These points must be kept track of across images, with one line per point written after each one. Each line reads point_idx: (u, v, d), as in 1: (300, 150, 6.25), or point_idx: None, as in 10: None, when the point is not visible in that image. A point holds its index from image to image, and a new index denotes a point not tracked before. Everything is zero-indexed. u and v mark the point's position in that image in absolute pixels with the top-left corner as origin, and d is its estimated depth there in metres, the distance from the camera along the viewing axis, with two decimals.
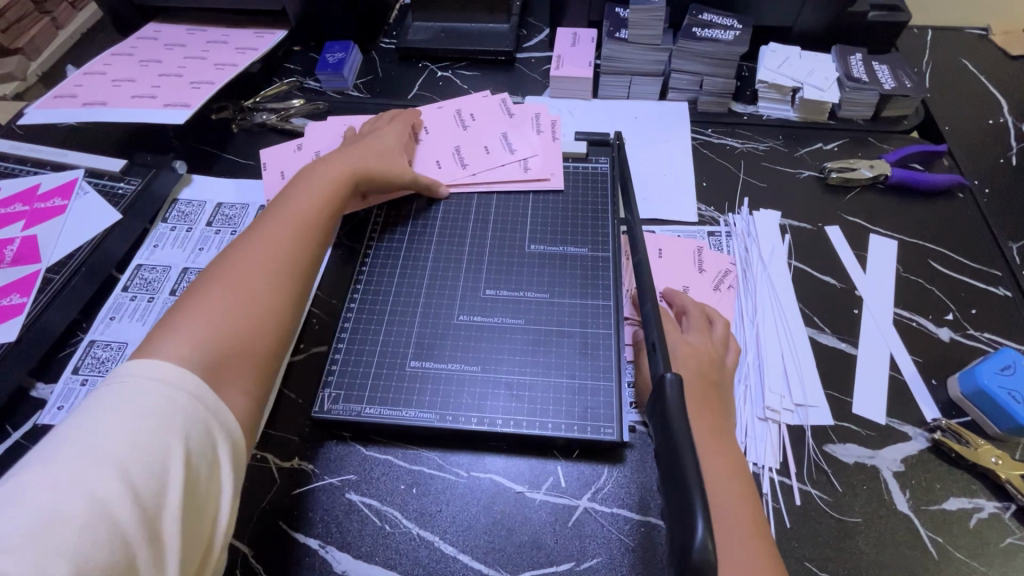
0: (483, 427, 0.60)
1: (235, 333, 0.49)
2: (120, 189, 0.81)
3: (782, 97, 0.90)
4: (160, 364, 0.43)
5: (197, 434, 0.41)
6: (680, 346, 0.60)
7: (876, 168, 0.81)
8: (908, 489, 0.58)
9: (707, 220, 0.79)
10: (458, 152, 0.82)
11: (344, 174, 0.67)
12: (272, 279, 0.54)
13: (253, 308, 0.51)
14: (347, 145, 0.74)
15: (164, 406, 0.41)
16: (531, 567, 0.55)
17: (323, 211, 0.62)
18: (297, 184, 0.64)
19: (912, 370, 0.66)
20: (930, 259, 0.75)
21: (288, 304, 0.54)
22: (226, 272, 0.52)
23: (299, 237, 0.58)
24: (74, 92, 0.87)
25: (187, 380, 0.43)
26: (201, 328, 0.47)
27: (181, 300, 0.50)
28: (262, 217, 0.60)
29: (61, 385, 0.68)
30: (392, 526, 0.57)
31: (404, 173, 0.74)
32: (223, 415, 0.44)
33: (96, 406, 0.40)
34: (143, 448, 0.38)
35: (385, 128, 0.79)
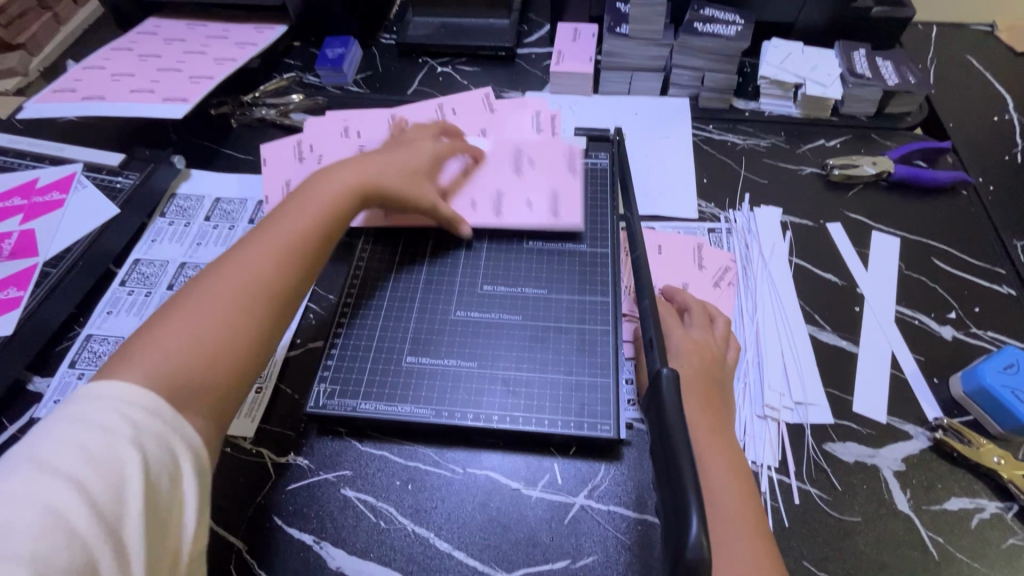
0: (479, 423, 0.60)
1: (200, 366, 0.48)
2: (118, 184, 0.80)
3: (785, 93, 0.89)
4: (119, 381, 0.44)
5: (155, 445, 0.41)
6: (683, 342, 0.59)
7: (879, 165, 0.81)
8: (909, 489, 0.57)
9: (708, 217, 0.78)
10: (499, 195, 0.75)
11: (343, 196, 0.64)
12: (244, 309, 0.52)
13: (220, 339, 0.50)
14: (371, 157, 0.69)
15: (118, 421, 0.41)
16: (526, 565, 0.54)
17: (313, 237, 0.59)
18: (291, 204, 0.62)
19: (914, 369, 0.65)
20: (933, 257, 0.74)
21: (259, 334, 0.53)
22: (197, 299, 0.51)
23: (280, 264, 0.56)
24: (73, 87, 0.87)
25: (145, 395, 0.43)
26: (164, 359, 0.46)
27: (149, 325, 0.50)
28: (247, 239, 0.58)
29: (58, 379, 0.68)
30: (387, 522, 0.57)
31: (425, 204, 0.69)
32: (185, 429, 0.44)
33: (58, 424, 0.41)
34: (98, 462, 0.39)
35: (417, 141, 0.73)
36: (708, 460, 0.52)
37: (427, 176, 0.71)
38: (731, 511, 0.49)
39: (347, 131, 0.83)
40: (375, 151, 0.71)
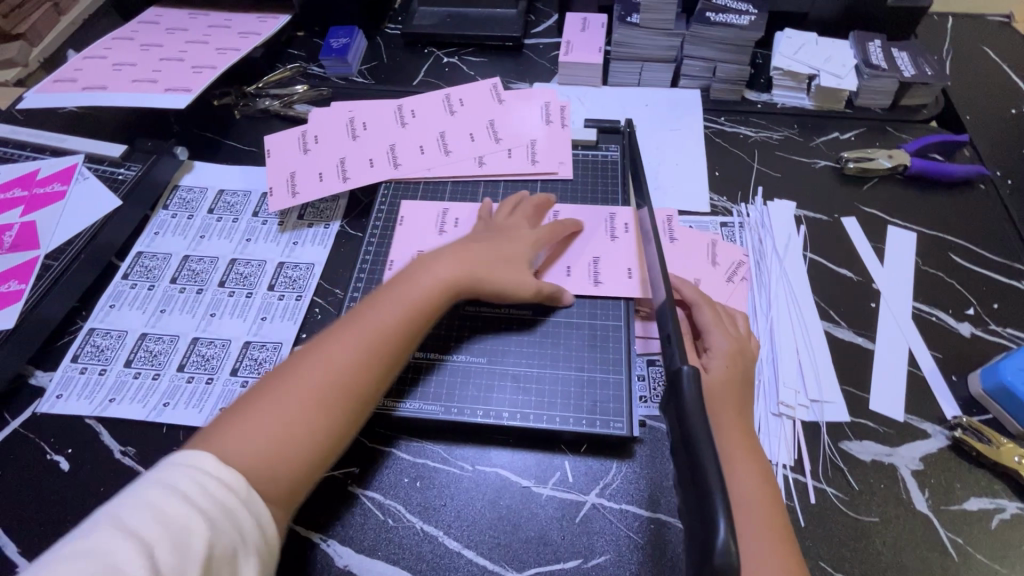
0: (488, 420, 0.59)
1: (271, 467, 0.46)
2: (120, 175, 0.79)
3: (798, 84, 0.87)
4: (206, 457, 0.42)
5: (224, 521, 0.40)
6: (727, 343, 0.58)
7: (895, 158, 0.79)
8: (927, 489, 0.56)
9: (720, 211, 0.77)
10: (596, 267, 0.69)
11: (441, 286, 0.59)
12: (324, 410, 0.49)
13: (297, 438, 0.47)
14: (474, 241, 0.64)
15: (200, 492, 0.40)
16: (537, 564, 0.53)
17: (406, 334, 0.55)
18: (393, 287, 0.58)
19: (931, 366, 0.64)
20: (950, 252, 0.73)
21: (334, 440, 0.49)
22: (283, 384, 0.49)
23: (372, 357, 0.52)
24: (74, 76, 0.86)
25: (227, 476, 0.42)
26: (240, 451, 0.45)
27: (238, 401, 0.49)
28: (343, 321, 0.55)
29: (60, 373, 0.67)
30: (395, 520, 0.56)
31: (519, 287, 0.63)
32: (256, 514, 0.42)
33: (141, 481, 0.40)
34: (171, 534, 0.37)
35: (520, 228, 0.68)
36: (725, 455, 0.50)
37: (527, 262, 0.65)
38: (747, 503, 0.48)
39: (353, 121, 0.82)
40: (479, 235, 0.66)
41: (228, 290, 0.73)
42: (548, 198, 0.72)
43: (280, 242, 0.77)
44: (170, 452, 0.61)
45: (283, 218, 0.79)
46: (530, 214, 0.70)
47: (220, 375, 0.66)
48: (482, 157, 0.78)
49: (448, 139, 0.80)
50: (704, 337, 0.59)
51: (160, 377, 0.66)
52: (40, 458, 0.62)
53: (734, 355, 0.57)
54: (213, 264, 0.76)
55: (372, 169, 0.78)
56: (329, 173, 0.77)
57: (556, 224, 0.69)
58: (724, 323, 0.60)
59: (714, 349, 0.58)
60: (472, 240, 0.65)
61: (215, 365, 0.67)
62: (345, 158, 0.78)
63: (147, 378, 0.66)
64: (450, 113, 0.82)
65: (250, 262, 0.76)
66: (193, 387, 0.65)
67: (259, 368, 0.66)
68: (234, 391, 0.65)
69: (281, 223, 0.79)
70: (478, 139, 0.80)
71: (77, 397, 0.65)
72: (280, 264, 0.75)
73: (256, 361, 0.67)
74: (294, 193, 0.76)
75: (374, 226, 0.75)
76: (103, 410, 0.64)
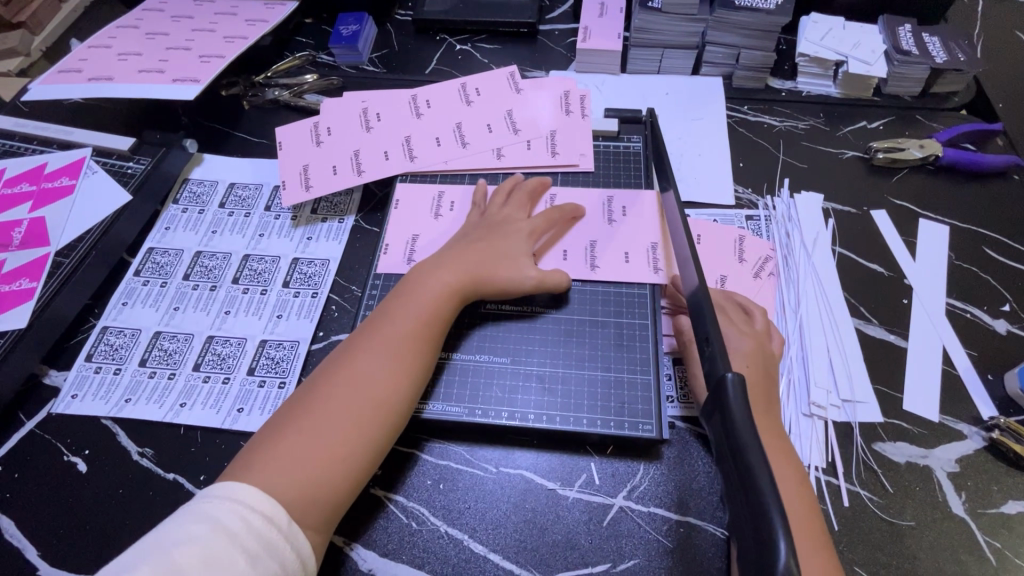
0: (513, 422, 0.58)
1: (313, 484, 0.48)
2: (129, 169, 0.77)
3: (825, 71, 0.84)
4: (243, 489, 0.46)
5: (261, 553, 0.43)
6: (745, 343, 0.56)
7: (927, 148, 0.76)
8: (964, 491, 0.55)
9: (745, 204, 0.75)
10: (593, 249, 0.68)
11: (452, 292, 0.60)
12: (354, 426, 0.51)
13: (332, 455, 0.50)
14: (473, 242, 0.64)
15: (237, 526, 0.44)
16: (564, 569, 0.52)
17: (422, 343, 0.57)
18: (402, 298, 0.59)
19: (966, 364, 0.62)
20: (984, 246, 0.71)
21: (367, 453, 0.52)
22: (311, 408, 0.52)
23: (388, 373, 0.54)
24: (79, 67, 0.83)
25: (263, 504, 0.46)
26: (281, 473, 0.48)
27: (270, 429, 0.52)
28: (358, 337, 0.57)
29: (74, 373, 0.66)
30: (419, 523, 0.55)
31: (524, 279, 0.62)
32: (293, 540, 0.46)
33: (184, 514, 0.44)
34: (213, 565, 0.41)
35: (517, 220, 0.67)
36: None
37: (528, 253, 0.65)
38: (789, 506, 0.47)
39: (366, 112, 0.79)
40: (476, 234, 0.65)
41: (242, 288, 0.72)
42: (542, 181, 0.71)
43: (293, 238, 0.76)
44: (189, 454, 0.60)
45: (296, 212, 0.77)
46: (525, 202, 0.69)
47: (237, 374, 0.65)
48: (500, 149, 0.76)
49: (463, 130, 0.77)
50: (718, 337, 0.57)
51: (175, 377, 0.65)
52: (58, 459, 0.61)
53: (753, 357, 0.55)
54: (226, 260, 0.74)
55: (387, 162, 0.75)
56: (343, 166, 0.75)
57: (555, 211, 0.68)
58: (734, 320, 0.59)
59: (731, 349, 0.56)
60: (466, 238, 0.65)
61: (231, 364, 0.66)
62: (358, 150, 0.76)
63: (163, 378, 0.65)
64: (465, 103, 0.80)
65: (264, 258, 0.74)
66: (209, 387, 0.64)
67: (276, 367, 0.65)
68: (251, 391, 0.64)
69: (294, 218, 0.77)
70: (495, 130, 0.77)
71: (93, 397, 0.64)
72: (294, 260, 0.74)
73: (272, 361, 0.66)
74: (307, 187, 0.74)
75: (391, 221, 0.73)
76: (120, 411, 0.63)
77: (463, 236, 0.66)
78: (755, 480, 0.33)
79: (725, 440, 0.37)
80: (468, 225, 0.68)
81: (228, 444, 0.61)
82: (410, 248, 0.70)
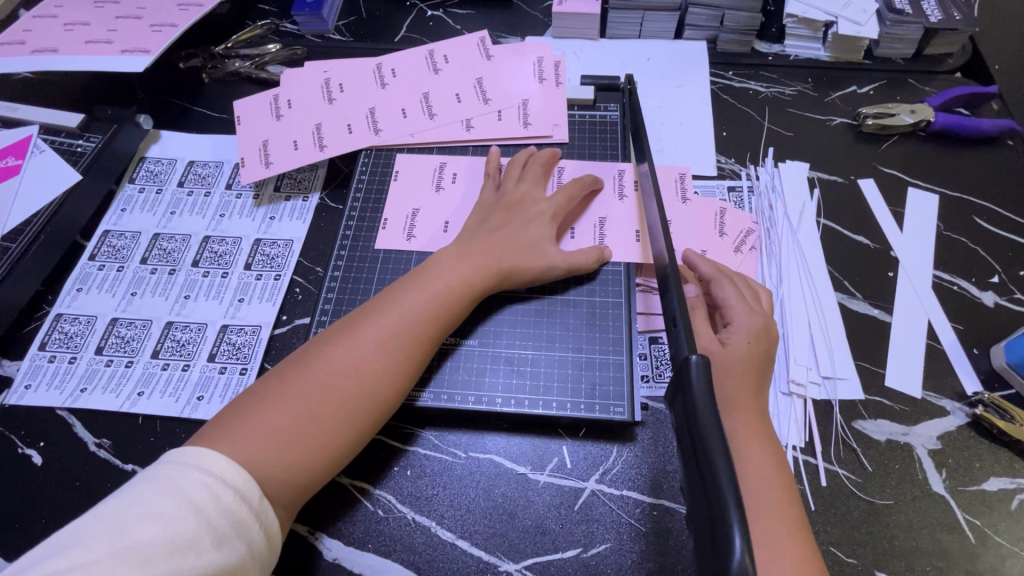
0: (481, 406, 0.56)
1: (288, 465, 0.46)
2: (79, 148, 0.73)
3: (813, 33, 0.80)
4: (220, 460, 0.43)
5: (230, 534, 0.40)
6: (752, 320, 0.54)
7: (918, 113, 0.73)
8: (945, 469, 0.53)
9: (727, 174, 0.72)
10: (603, 225, 0.64)
11: (466, 283, 0.56)
12: (343, 413, 0.49)
13: (314, 437, 0.47)
14: (490, 228, 0.61)
15: (207, 503, 0.40)
16: (534, 554, 0.51)
17: (429, 336, 0.54)
18: (415, 284, 0.56)
19: (951, 339, 0.60)
20: (975, 215, 0.68)
21: (350, 442, 0.49)
22: (302, 383, 0.49)
23: (396, 366, 0.51)
24: (22, 38, 0.78)
25: (238, 480, 0.43)
26: (257, 447, 0.45)
27: (253, 395, 0.49)
28: (367, 313, 0.54)
29: (27, 363, 0.63)
30: (385, 511, 0.53)
31: (541, 266, 0.59)
32: (264, 519, 0.43)
33: (145, 486, 0.40)
34: (177, 546, 0.38)
35: (535, 199, 0.63)
36: (741, 442, 0.47)
37: (545, 238, 0.60)
38: (765, 485, 0.45)
39: (328, 83, 0.75)
40: (493, 218, 0.62)
41: (203, 271, 0.68)
42: (552, 152, 0.67)
43: (256, 217, 0.72)
44: (147, 444, 0.58)
45: (258, 191, 0.74)
46: (540, 176, 0.65)
47: (197, 361, 0.62)
48: (469, 121, 0.72)
49: (431, 101, 0.73)
50: (725, 312, 0.55)
51: (133, 365, 0.62)
52: (11, 451, 0.58)
53: (753, 334, 0.53)
54: (185, 242, 0.71)
55: (350, 136, 0.72)
56: (304, 141, 0.71)
57: (573, 184, 0.64)
58: (746, 296, 0.56)
59: (736, 324, 0.54)
60: (484, 222, 0.61)
61: (191, 350, 0.63)
62: (321, 123, 0.72)
63: (120, 366, 0.62)
64: (433, 72, 0.75)
65: (225, 239, 0.71)
66: (168, 375, 0.62)
67: (237, 354, 0.63)
68: (212, 378, 0.61)
69: (256, 197, 0.74)
70: (465, 100, 0.73)
71: (47, 387, 0.62)
72: (256, 241, 0.70)
73: (234, 346, 0.63)
74: (267, 163, 0.70)
75: (355, 198, 0.69)
76: (75, 401, 0.61)
77: (477, 218, 0.62)
78: (713, 466, 0.32)
79: (686, 424, 0.35)
80: (482, 204, 0.64)
81: (188, 433, 0.59)
82: (409, 224, 0.67)
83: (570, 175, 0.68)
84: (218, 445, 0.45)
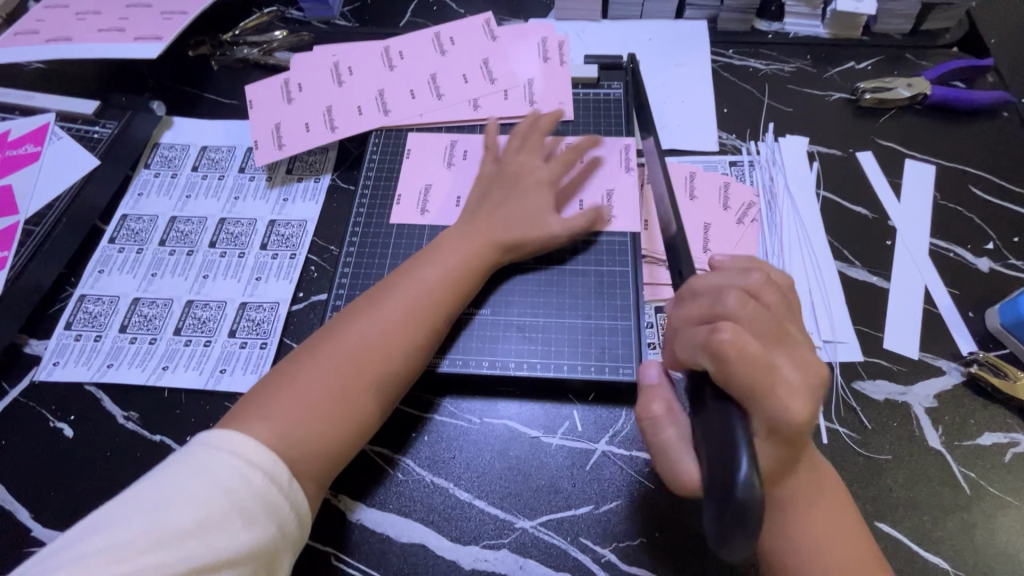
0: (495, 371, 0.58)
1: (317, 439, 0.48)
2: (95, 134, 0.75)
3: (812, 11, 0.81)
4: (247, 440, 0.45)
5: (259, 516, 0.42)
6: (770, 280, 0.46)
7: (914, 87, 0.75)
8: (941, 425, 0.55)
9: (729, 149, 0.73)
10: (610, 200, 0.66)
11: (475, 257, 0.59)
12: (369, 386, 0.51)
13: (340, 412, 0.50)
14: (492, 201, 0.63)
15: (236, 485, 0.42)
16: (548, 511, 0.53)
17: (444, 311, 0.56)
18: (425, 263, 0.58)
19: (948, 303, 0.62)
20: (971, 185, 0.70)
21: (373, 414, 0.51)
22: (329, 362, 0.51)
23: (412, 341, 0.53)
24: (35, 28, 0.80)
25: (266, 458, 0.45)
26: (286, 427, 0.47)
27: (275, 379, 0.51)
28: (378, 294, 0.56)
29: (54, 341, 0.65)
30: (404, 474, 0.56)
31: (546, 232, 0.61)
32: (296, 497, 0.45)
33: (179, 468, 0.43)
34: (208, 527, 0.40)
35: (534, 167, 0.65)
36: None
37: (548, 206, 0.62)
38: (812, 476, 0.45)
39: (337, 66, 0.77)
40: (494, 191, 0.64)
41: (220, 251, 0.70)
42: (554, 113, 0.69)
43: (269, 199, 0.74)
44: (174, 416, 0.61)
45: (271, 173, 0.76)
46: (539, 145, 0.67)
47: (218, 337, 0.65)
48: (476, 100, 0.74)
49: (439, 81, 0.75)
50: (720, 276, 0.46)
51: (157, 342, 0.65)
52: (44, 425, 0.61)
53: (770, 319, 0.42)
54: (202, 224, 0.73)
55: (361, 117, 0.73)
56: (316, 123, 0.73)
57: (571, 150, 0.66)
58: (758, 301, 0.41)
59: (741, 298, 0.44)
60: (484, 199, 0.63)
61: (212, 327, 0.65)
62: (331, 106, 0.74)
63: (144, 343, 0.65)
64: (440, 53, 0.77)
65: (240, 221, 0.73)
66: (191, 350, 0.64)
67: (257, 329, 0.65)
68: (233, 352, 0.64)
69: (269, 179, 0.76)
70: (471, 80, 0.75)
71: (74, 363, 0.64)
72: (271, 222, 0.72)
73: (253, 322, 0.65)
74: (279, 145, 0.72)
75: (366, 178, 0.71)
76: (102, 376, 0.63)
77: (481, 194, 0.64)
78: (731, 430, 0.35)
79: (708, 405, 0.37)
80: (484, 178, 0.66)
81: (213, 405, 0.61)
82: (421, 201, 0.69)
83: (577, 152, 0.70)
84: (252, 425, 0.47)
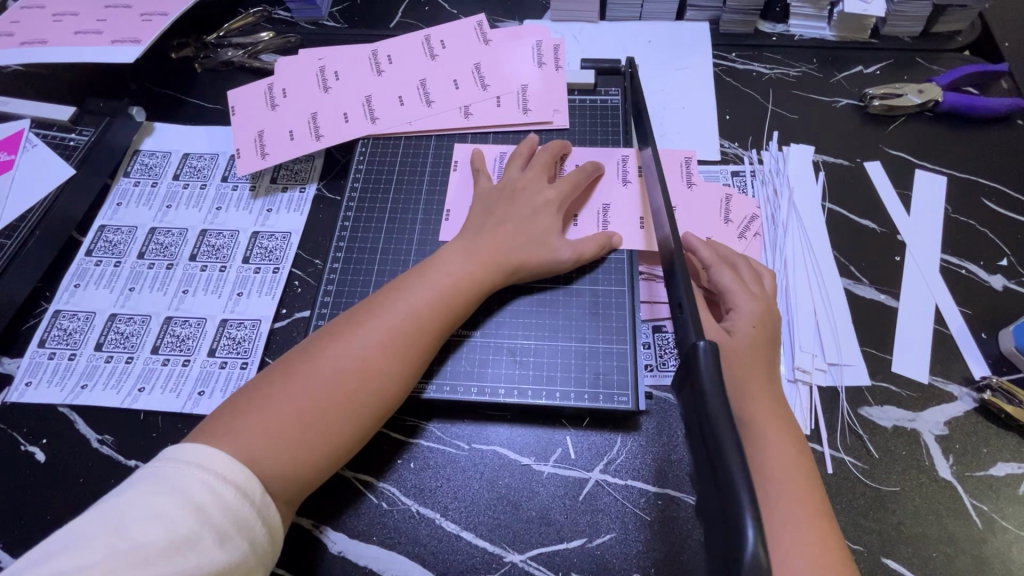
0: (484, 397, 0.56)
1: (290, 461, 0.45)
2: (71, 141, 0.72)
3: (818, 12, 0.78)
4: (215, 455, 0.43)
5: (232, 534, 0.40)
6: (754, 305, 0.53)
7: (926, 93, 0.71)
8: (952, 455, 0.53)
9: (731, 158, 0.70)
10: (606, 213, 0.64)
11: (473, 279, 0.55)
12: (345, 407, 0.48)
13: (317, 433, 0.47)
14: (494, 220, 0.59)
15: (208, 502, 0.40)
16: (539, 545, 0.51)
17: (435, 333, 0.53)
18: (419, 279, 0.55)
19: (960, 324, 0.59)
20: (984, 197, 0.67)
21: (353, 438, 0.49)
22: (308, 379, 0.48)
23: (397, 364, 0.51)
24: (10, 30, 0.77)
25: (236, 474, 0.42)
26: (256, 447, 0.45)
27: (254, 391, 0.48)
28: (365, 309, 0.53)
29: (27, 360, 0.63)
30: (390, 504, 0.53)
31: (553, 252, 0.59)
32: (267, 514, 0.43)
33: (144, 486, 0.40)
34: (176, 547, 0.38)
35: (539, 189, 0.62)
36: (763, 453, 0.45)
37: (553, 226, 0.60)
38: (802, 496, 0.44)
39: (323, 71, 0.74)
40: (498, 210, 0.60)
41: (200, 265, 0.68)
42: (561, 142, 0.66)
43: (253, 210, 0.71)
44: (149, 440, 0.58)
45: (254, 182, 0.73)
46: (548, 165, 0.64)
47: (198, 356, 0.62)
48: (467, 107, 0.71)
49: (428, 87, 0.72)
50: (726, 298, 0.54)
51: (133, 361, 0.62)
52: (14, 449, 0.58)
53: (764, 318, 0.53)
54: (182, 236, 0.70)
55: (347, 125, 0.70)
56: (300, 131, 0.70)
57: (577, 172, 0.63)
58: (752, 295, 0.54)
59: (738, 311, 0.53)
60: (484, 216, 0.60)
61: (190, 345, 0.63)
62: (316, 113, 0.71)
63: (120, 362, 0.62)
64: (430, 57, 0.74)
65: (222, 233, 0.70)
66: (169, 370, 0.61)
67: (237, 348, 0.62)
68: (212, 372, 0.61)
69: (253, 188, 0.73)
70: (462, 86, 0.72)
71: (47, 384, 0.61)
72: (253, 234, 0.69)
73: (234, 341, 0.63)
74: (263, 154, 0.69)
75: (353, 189, 0.69)
76: (76, 398, 0.60)
77: (479, 209, 0.61)
78: (729, 475, 0.31)
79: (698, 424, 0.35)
80: (483, 194, 0.63)
81: (191, 429, 0.58)
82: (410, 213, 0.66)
83: (574, 163, 0.67)
84: (219, 441, 0.44)
